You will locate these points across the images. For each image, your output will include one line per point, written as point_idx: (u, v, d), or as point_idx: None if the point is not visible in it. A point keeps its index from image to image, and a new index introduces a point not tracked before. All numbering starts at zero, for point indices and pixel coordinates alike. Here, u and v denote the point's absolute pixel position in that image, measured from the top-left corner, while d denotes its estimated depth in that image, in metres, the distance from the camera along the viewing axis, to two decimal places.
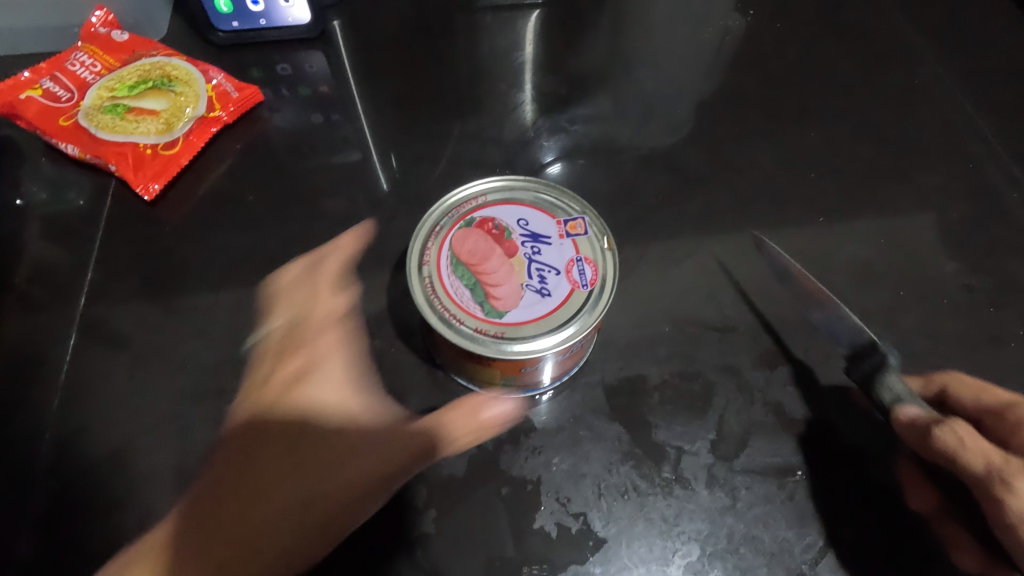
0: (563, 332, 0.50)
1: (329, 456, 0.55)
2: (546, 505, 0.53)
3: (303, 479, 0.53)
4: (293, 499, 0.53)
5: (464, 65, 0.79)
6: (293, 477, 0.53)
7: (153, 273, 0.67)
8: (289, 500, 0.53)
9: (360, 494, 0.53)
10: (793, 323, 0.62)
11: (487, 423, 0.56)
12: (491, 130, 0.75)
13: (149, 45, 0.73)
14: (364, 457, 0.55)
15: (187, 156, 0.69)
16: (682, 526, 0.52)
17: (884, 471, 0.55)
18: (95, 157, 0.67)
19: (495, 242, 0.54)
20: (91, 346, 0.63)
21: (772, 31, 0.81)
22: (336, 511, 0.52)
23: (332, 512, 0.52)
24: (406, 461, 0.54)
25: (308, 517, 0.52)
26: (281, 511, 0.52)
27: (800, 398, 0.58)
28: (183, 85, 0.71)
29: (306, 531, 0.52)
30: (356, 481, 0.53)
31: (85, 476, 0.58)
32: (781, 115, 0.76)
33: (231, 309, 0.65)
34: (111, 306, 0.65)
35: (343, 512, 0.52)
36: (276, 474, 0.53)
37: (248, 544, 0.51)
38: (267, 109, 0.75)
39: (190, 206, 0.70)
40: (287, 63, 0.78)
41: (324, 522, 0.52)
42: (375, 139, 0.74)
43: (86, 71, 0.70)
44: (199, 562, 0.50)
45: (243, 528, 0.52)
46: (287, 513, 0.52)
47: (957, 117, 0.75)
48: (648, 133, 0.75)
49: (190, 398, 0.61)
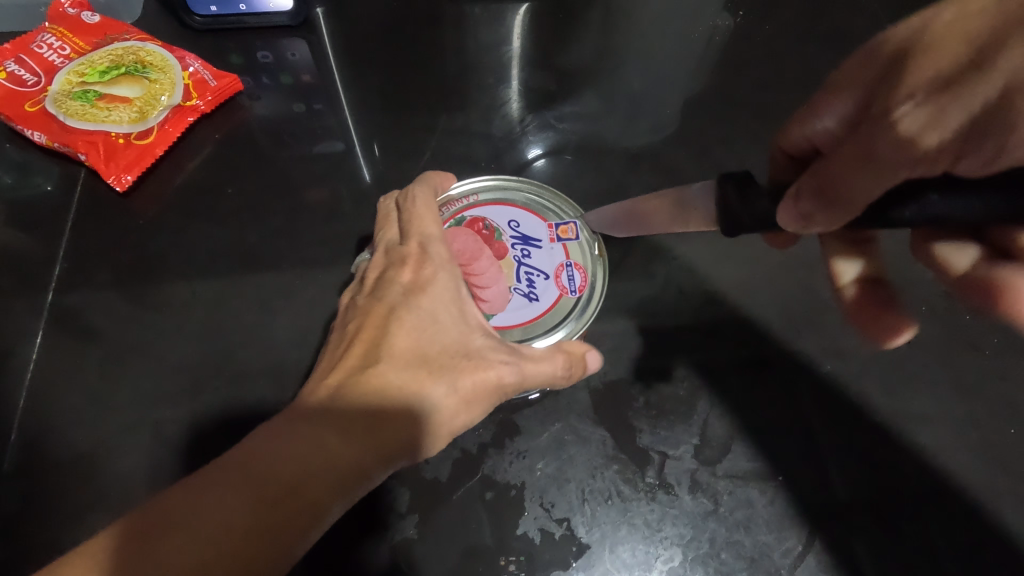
0: (551, 337, 0.50)
1: (385, 380, 0.40)
2: (530, 509, 0.52)
3: (359, 393, 0.39)
4: (339, 435, 0.37)
5: (450, 57, 0.77)
6: (340, 399, 0.39)
7: (127, 266, 0.65)
8: (336, 428, 0.38)
9: (445, 407, 0.41)
10: (776, 326, 0.62)
11: (558, 364, 0.47)
12: (478, 125, 0.74)
13: (122, 28, 0.70)
14: (440, 377, 0.41)
15: (162, 147, 0.67)
16: (664, 531, 0.52)
17: (862, 475, 0.55)
18: (63, 145, 0.64)
19: (485, 242, 0.53)
20: (62, 343, 0.61)
21: (760, 33, 0.81)
22: (409, 433, 0.40)
23: (401, 440, 0.39)
24: (493, 375, 0.43)
25: (370, 447, 0.38)
26: (327, 429, 0.37)
27: (783, 403, 0.58)
28: (158, 72, 0.68)
29: (368, 466, 0.38)
30: (433, 400, 0.41)
31: (53, 476, 0.56)
32: (768, 116, 0.76)
33: (208, 304, 0.63)
34: (83, 299, 0.63)
35: (417, 436, 0.40)
36: (321, 396, 0.40)
37: (292, 455, 0.36)
38: (247, 98, 0.73)
39: (165, 197, 0.67)
40: (268, 51, 0.75)
41: (387, 453, 0.39)
42: (358, 131, 0.73)
43: (55, 55, 0.67)
44: (248, 445, 0.37)
45: (298, 429, 0.37)
46: (342, 416, 0.38)
47: None
48: (635, 133, 0.75)
49: (163, 395, 0.59)
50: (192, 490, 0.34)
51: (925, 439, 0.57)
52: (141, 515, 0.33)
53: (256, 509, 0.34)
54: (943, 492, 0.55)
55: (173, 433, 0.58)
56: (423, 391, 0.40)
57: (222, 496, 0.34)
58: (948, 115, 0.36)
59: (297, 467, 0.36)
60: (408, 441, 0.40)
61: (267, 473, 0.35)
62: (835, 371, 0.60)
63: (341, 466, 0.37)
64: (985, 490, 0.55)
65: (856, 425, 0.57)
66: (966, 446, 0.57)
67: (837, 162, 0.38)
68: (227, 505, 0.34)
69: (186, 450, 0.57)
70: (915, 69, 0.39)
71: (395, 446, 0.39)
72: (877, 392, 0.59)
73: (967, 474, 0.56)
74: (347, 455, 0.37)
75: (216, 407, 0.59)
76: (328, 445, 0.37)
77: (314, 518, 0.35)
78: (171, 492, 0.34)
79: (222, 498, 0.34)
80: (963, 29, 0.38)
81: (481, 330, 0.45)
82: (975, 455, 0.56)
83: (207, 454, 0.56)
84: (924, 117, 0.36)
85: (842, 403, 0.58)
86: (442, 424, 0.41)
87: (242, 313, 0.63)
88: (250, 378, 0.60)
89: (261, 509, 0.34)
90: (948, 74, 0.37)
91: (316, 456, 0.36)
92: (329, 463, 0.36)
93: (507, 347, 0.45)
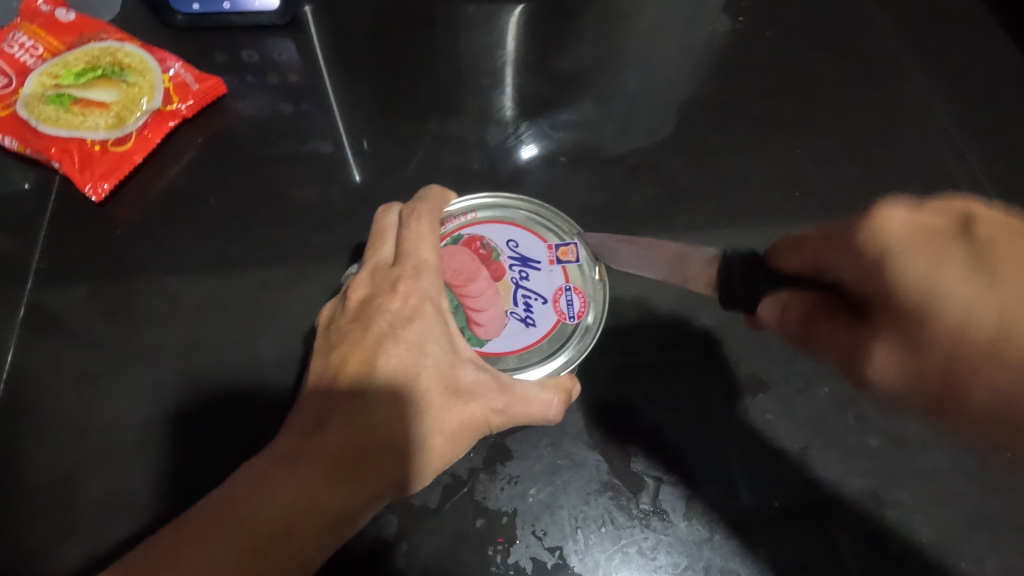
0: (550, 364, 0.49)
1: (371, 416, 0.39)
2: (521, 538, 0.51)
3: (345, 433, 0.38)
4: (325, 477, 0.37)
5: (442, 59, 0.75)
6: (325, 436, 0.38)
7: (105, 277, 0.62)
8: (321, 468, 0.37)
9: (432, 446, 0.41)
10: (774, 345, 0.61)
11: (553, 404, 0.46)
12: (470, 132, 0.72)
13: (100, 27, 0.67)
14: (427, 413, 0.41)
15: (141, 153, 0.64)
16: (659, 559, 0.51)
17: (858, 499, 0.55)
18: (37, 152, 0.62)
19: (482, 263, 0.51)
20: (35, 358, 0.59)
21: (761, 36, 0.79)
22: (393, 471, 0.39)
23: (388, 480, 0.39)
24: (482, 413, 0.42)
25: (358, 489, 0.37)
26: (311, 469, 0.37)
27: (781, 426, 0.57)
28: (137, 74, 0.65)
29: (357, 507, 0.38)
30: (419, 438, 0.40)
31: (24, 498, 0.53)
32: (767, 125, 0.74)
33: (190, 317, 0.61)
34: (58, 311, 0.61)
35: (404, 475, 0.40)
36: (306, 434, 0.39)
37: (276, 498, 0.35)
38: (232, 99, 0.70)
39: (145, 205, 0.65)
40: (254, 50, 0.73)
41: (373, 492, 0.38)
42: (347, 130, 0.71)
43: (27, 55, 0.64)
44: (233, 490, 0.36)
45: (282, 472, 0.36)
46: (329, 458, 0.37)
47: (933, 127, 0.73)
48: (632, 139, 0.73)
49: (141, 412, 0.57)
50: (179, 539, 0.33)
51: (922, 461, 0.56)
52: (129, 563, 0.33)
53: (241, 556, 0.33)
54: (939, 518, 0.54)
55: (152, 451, 0.55)
56: (410, 430, 0.40)
57: (208, 546, 0.33)
58: (931, 360, 0.37)
59: (284, 514, 0.35)
60: (395, 482, 0.39)
61: (253, 521, 0.34)
62: (832, 392, 0.59)
63: (328, 510, 0.36)
64: (981, 517, 0.54)
65: (852, 448, 0.57)
66: (963, 469, 0.56)
67: (830, 312, 0.43)
68: (214, 555, 0.33)
69: (165, 470, 0.55)
70: (945, 326, 0.35)
71: (383, 487, 0.39)
72: (876, 415, 0.58)
73: (964, 498, 0.55)
74: (333, 498, 0.37)
75: (196, 425, 0.56)
76: (314, 491, 0.36)
77: (304, 562, 0.35)
78: (155, 543, 0.34)
79: (209, 549, 0.33)
80: (950, 332, 0.35)
81: (472, 362, 0.44)
82: (973, 479, 0.55)
83: (186, 473, 0.54)
84: (898, 354, 0.38)
85: (839, 426, 0.58)
86: (428, 461, 0.41)
87: (224, 326, 0.61)
88: (230, 396, 0.58)
89: (249, 559, 0.33)
90: (923, 340, 0.37)
91: (303, 503, 0.36)
92: (317, 508, 0.36)
93: (500, 384, 0.44)
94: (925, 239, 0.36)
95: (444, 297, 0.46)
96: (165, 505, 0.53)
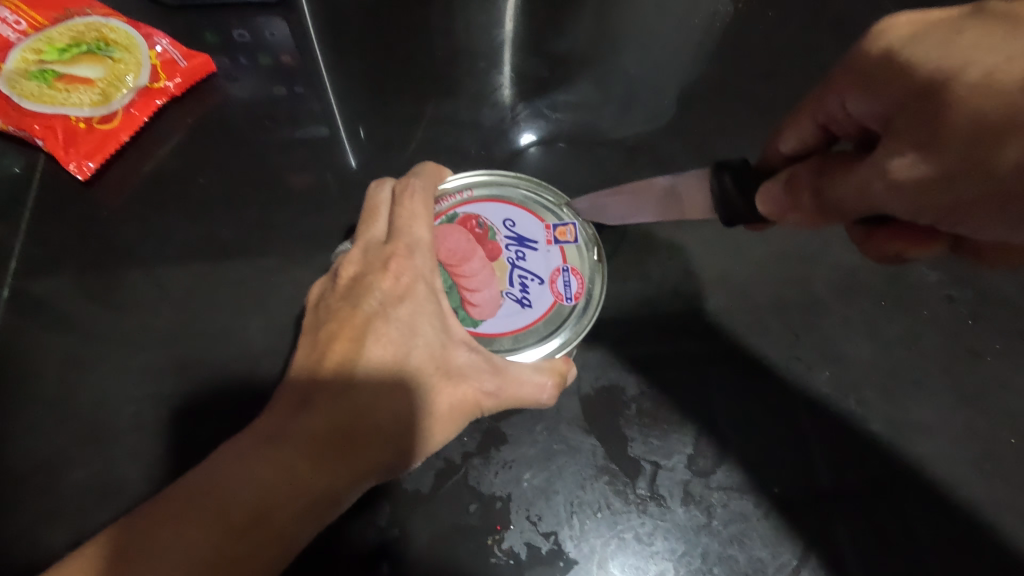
0: (546, 345, 0.48)
1: (358, 396, 0.38)
2: (516, 524, 0.50)
3: (332, 412, 0.37)
4: (309, 457, 0.36)
5: (438, 39, 0.73)
6: (310, 415, 0.37)
7: (91, 259, 0.61)
8: (305, 449, 0.36)
9: (421, 426, 0.40)
10: (776, 331, 0.60)
11: (547, 386, 0.45)
12: (468, 113, 0.71)
13: (85, 3, 0.66)
14: (417, 392, 0.40)
15: (128, 132, 0.63)
16: (656, 545, 0.50)
17: (861, 487, 0.53)
18: (19, 130, 0.60)
19: (477, 242, 0.50)
20: (17, 343, 0.57)
21: (765, 17, 0.77)
22: (379, 452, 0.38)
23: (375, 460, 0.38)
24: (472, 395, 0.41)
25: (343, 468, 0.37)
26: (295, 450, 0.36)
27: (781, 411, 0.56)
28: (123, 51, 0.64)
29: (341, 487, 0.37)
30: (406, 417, 0.39)
31: (9, 480, 0.52)
32: (772, 107, 0.72)
33: (180, 300, 0.60)
34: (42, 293, 0.59)
35: (391, 456, 0.39)
36: (291, 413, 0.37)
37: (255, 479, 0.34)
38: (223, 79, 0.69)
39: (132, 186, 0.64)
40: (245, 29, 0.70)
41: (359, 472, 0.37)
42: (343, 114, 0.69)
43: (9, 30, 0.62)
44: (213, 469, 0.35)
45: (265, 453, 0.35)
46: (314, 438, 0.36)
47: None
48: (631, 123, 0.72)
49: (129, 396, 0.56)
50: (155, 522, 0.32)
51: (925, 449, 0.55)
52: (107, 545, 0.32)
53: (221, 538, 0.32)
54: (942, 506, 0.53)
55: (141, 434, 0.54)
56: (398, 411, 0.39)
57: (185, 531, 0.32)
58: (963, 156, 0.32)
59: (264, 495, 0.34)
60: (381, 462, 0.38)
61: (233, 503, 0.33)
62: (832, 379, 0.58)
63: (310, 490, 0.35)
64: (985, 505, 0.53)
65: (851, 434, 0.56)
66: (968, 457, 0.55)
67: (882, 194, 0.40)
68: (192, 537, 0.32)
69: (156, 453, 0.54)
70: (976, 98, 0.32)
71: (368, 467, 0.38)
72: (878, 402, 0.57)
73: (968, 487, 0.54)
74: (316, 479, 0.36)
75: (184, 411, 0.55)
76: (297, 472, 0.35)
77: (285, 543, 0.34)
78: (132, 524, 0.32)
79: (187, 532, 0.32)
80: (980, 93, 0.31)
81: (464, 344, 0.43)
82: (977, 467, 0.54)
83: (178, 456, 0.53)
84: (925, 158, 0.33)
85: (840, 413, 0.57)
86: (417, 442, 0.40)
87: (214, 309, 0.60)
88: (221, 380, 0.57)
89: (229, 540, 0.32)
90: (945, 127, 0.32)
91: (286, 483, 0.35)
92: (300, 488, 0.35)
93: (493, 365, 0.43)
94: (937, 24, 0.35)
95: (438, 277, 0.45)
96: (156, 488, 0.52)
